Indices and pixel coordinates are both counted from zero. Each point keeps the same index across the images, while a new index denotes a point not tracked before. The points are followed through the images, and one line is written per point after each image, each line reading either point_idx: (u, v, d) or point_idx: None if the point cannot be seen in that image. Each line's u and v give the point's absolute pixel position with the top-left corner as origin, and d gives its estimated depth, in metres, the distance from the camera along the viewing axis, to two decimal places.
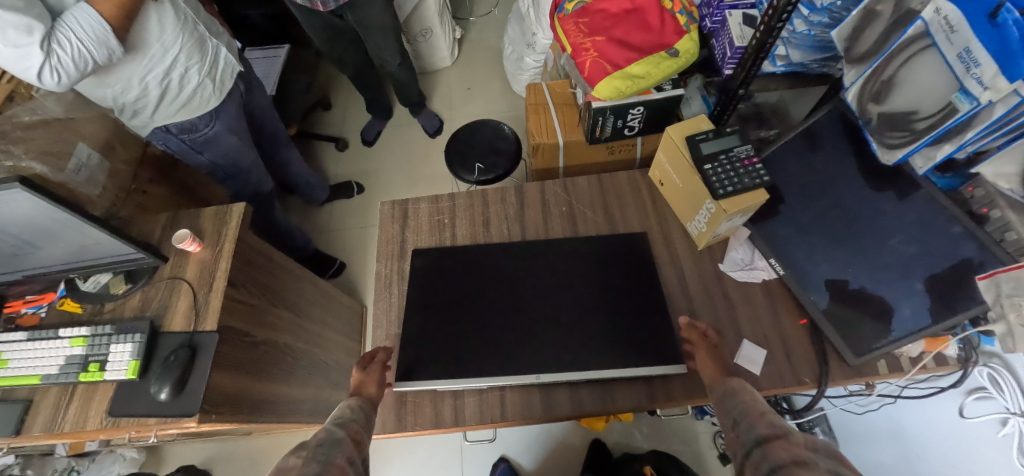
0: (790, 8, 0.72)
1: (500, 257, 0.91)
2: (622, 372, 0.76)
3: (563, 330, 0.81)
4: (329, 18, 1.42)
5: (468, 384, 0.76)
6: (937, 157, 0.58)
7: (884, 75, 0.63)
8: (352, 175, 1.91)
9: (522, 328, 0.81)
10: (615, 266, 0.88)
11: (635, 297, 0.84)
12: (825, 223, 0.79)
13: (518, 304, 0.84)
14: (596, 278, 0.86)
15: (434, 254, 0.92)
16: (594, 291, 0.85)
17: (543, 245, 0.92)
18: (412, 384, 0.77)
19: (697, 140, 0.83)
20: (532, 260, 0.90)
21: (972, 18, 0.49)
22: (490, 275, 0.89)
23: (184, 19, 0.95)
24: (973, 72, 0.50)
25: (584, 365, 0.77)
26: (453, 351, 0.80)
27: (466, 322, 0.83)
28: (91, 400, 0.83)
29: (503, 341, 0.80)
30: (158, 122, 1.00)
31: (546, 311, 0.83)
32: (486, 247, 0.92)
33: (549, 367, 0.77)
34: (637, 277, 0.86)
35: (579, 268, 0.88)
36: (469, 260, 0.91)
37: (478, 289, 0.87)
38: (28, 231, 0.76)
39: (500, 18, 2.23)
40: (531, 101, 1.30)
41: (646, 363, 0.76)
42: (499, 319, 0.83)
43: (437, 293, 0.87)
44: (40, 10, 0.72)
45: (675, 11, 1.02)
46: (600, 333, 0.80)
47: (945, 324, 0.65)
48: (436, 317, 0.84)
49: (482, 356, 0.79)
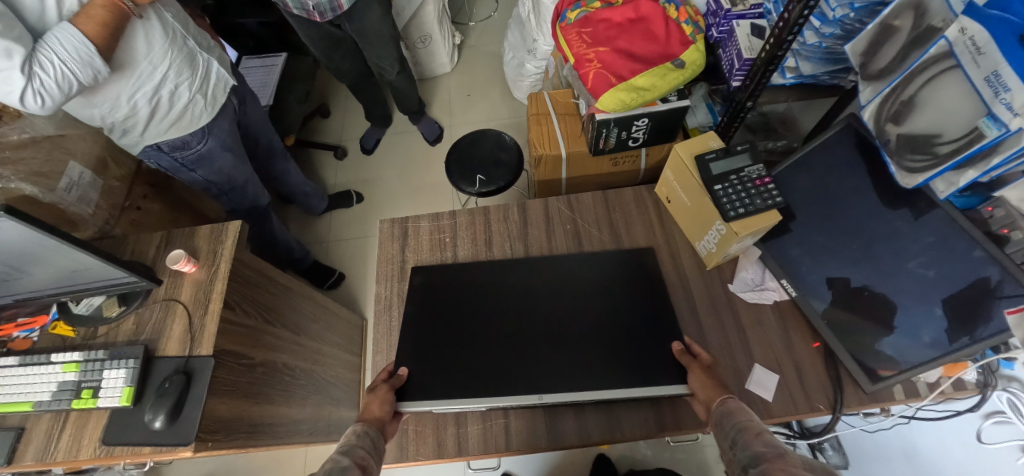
0: (802, 21, 0.69)
1: (504, 275, 0.89)
2: (627, 393, 0.73)
3: (567, 351, 0.78)
4: (326, 27, 1.39)
5: (466, 406, 0.74)
6: (960, 183, 0.56)
7: (904, 94, 0.61)
8: (351, 183, 1.88)
9: (525, 349, 0.79)
10: (620, 283, 0.86)
11: (642, 316, 0.81)
12: (838, 244, 0.77)
13: (522, 322, 0.83)
14: (603, 296, 0.84)
15: (435, 273, 0.90)
16: (600, 309, 0.82)
17: (547, 262, 0.90)
18: (416, 406, 0.74)
19: (706, 159, 0.81)
20: (537, 277, 0.88)
21: (1002, 41, 0.47)
22: (494, 295, 0.86)
23: (174, 35, 0.93)
24: (1002, 96, 0.48)
25: (587, 385, 0.74)
26: (453, 374, 0.77)
27: (468, 344, 0.81)
28: (85, 428, 0.81)
29: (507, 362, 0.78)
30: (149, 140, 0.98)
31: (550, 331, 0.81)
32: (490, 264, 0.91)
33: (554, 388, 0.74)
34: (645, 295, 0.84)
35: (586, 285, 0.86)
36: (470, 281, 0.89)
37: (480, 309, 0.85)
38: (16, 257, 0.73)
39: (500, 23, 2.21)
40: (533, 112, 1.28)
41: (650, 384, 0.73)
42: (500, 340, 0.81)
43: (438, 314, 0.85)
44: (20, 31, 0.71)
45: (680, 21, 1.00)
46: (603, 353, 0.77)
47: (968, 351, 0.63)
48: (438, 339, 0.82)
49: (480, 379, 0.76)
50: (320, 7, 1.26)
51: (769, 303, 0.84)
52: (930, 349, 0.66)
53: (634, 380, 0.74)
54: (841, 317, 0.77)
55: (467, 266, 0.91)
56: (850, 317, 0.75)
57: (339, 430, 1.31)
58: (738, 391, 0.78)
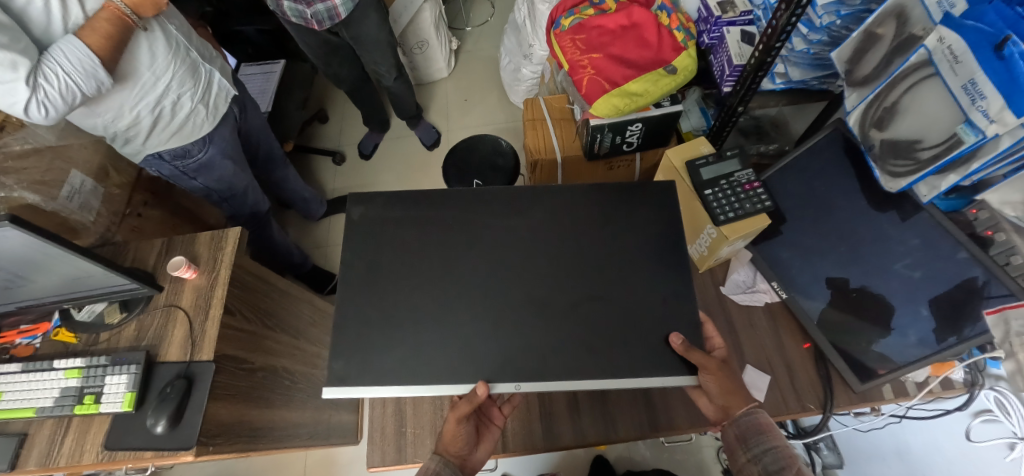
0: (790, 28, 0.71)
1: (476, 214, 0.65)
2: (634, 380, 0.56)
3: (552, 321, 0.59)
4: (324, 35, 1.41)
5: (414, 394, 0.56)
6: (942, 187, 0.58)
7: (887, 101, 0.63)
8: (349, 188, 1.90)
9: (495, 315, 0.60)
10: (624, 228, 0.64)
11: (652, 273, 0.62)
12: (827, 247, 0.79)
13: (493, 277, 0.62)
14: (604, 245, 0.63)
15: (382, 214, 0.65)
16: (598, 263, 0.62)
17: (533, 195, 0.67)
18: (353, 390, 0.57)
19: (697, 164, 0.83)
20: (520, 214, 0.65)
21: (977, 50, 0.49)
22: (462, 243, 0.64)
23: (176, 46, 0.95)
24: (979, 104, 0.49)
25: (572, 368, 0.57)
26: (399, 349, 0.59)
27: (419, 311, 0.61)
28: (86, 433, 0.81)
29: (470, 331, 0.59)
30: (151, 149, 1.00)
31: (531, 292, 0.61)
32: (460, 195, 0.67)
33: (533, 367, 0.57)
34: (659, 243, 0.63)
35: (582, 228, 0.64)
36: (430, 225, 0.65)
37: (442, 260, 0.63)
38: (18, 264, 0.74)
39: (497, 28, 2.23)
40: (528, 117, 1.30)
41: (652, 373, 0.56)
42: (464, 303, 0.61)
43: (385, 268, 0.63)
44: (25, 44, 0.73)
45: (673, 28, 1.01)
46: (595, 326, 0.59)
47: (955, 351, 0.64)
48: (383, 300, 0.61)
49: (433, 358, 0.58)
50: (318, 15, 1.28)
51: (761, 305, 0.86)
52: (918, 349, 0.68)
53: (633, 366, 0.57)
54: (832, 319, 0.78)
55: (430, 201, 0.66)
56: (839, 318, 0.77)
57: (338, 434, 1.32)
58: None
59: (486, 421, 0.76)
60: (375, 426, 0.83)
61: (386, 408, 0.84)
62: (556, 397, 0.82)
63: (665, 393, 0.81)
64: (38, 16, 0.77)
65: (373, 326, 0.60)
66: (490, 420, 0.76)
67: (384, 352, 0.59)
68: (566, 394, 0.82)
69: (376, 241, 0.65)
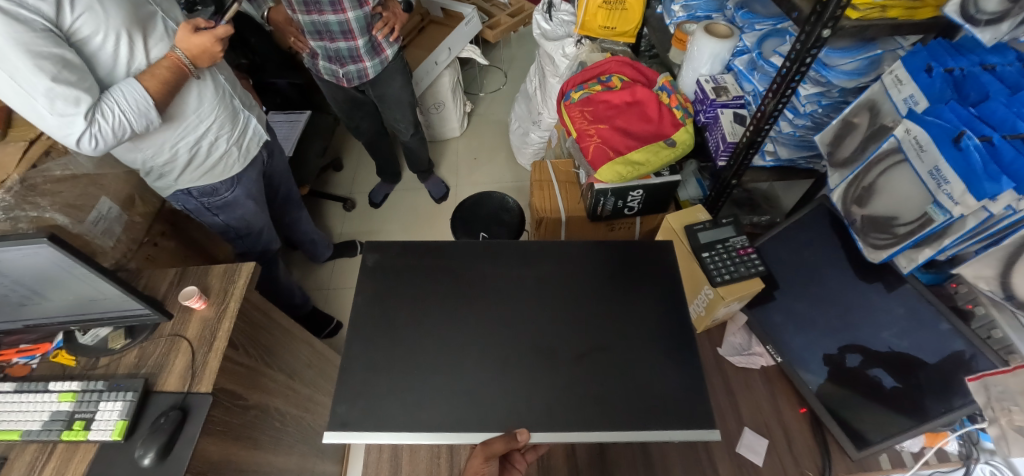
0: (776, 114, 0.81)
1: (487, 270, 0.69)
2: (636, 437, 0.54)
3: (558, 372, 0.59)
4: (351, 92, 1.56)
5: (422, 443, 0.55)
6: (919, 259, 0.64)
7: (865, 181, 0.70)
8: (356, 233, 1.95)
9: (505, 366, 0.60)
10: (630, 274, 0.68)
11: (655, 326, 0.63)
12: (817, 315, 0.84)
13: (502, 328, 0.63)
14: (608, 298, 0.66)
15: (401, 260, 0.70)
16: (602, 317, 0.64)
17: (543, 253, 0.71)
18: (355, 435, 0.55)
19: (694, 229, 0.90)
20: (529, 269, 0.69)
21: (938, 142, 0.56)
22: (473, 295, 0.66)
23: (222, 94, 1.04)
24: (944, 188, 0.56)
25: (581, 418, 0.55)
26: (409, 396, 0.58)
27: (430, 358, 0.61)
28: (68, 462, 0.77)
29: (479, 380, 0.59)
30: (181, 185, 1.07)
31: (539, 343, 0.62)
32: (470, 251, 0.71)
33: (530, 414, 0.56)
34: (661, 300, 0.66)
35: (587, 283, 0.67)
36: (445, 275, 0.68)
37: (455, 307, 0.65)
38: (39, 282, 0.75)
39: (508, 95, 2.42)
40: (536, 178, 1.40)
41: (666, 423, 0.55)
42: (476, 350, 0.61)
43: (401, 312, 0.65)
44: (91, 83, 0.80)
45: (672, 106, 1.13)
46: (605, 379, 0.58)
47: (943, 420, 0.65)
48: (399, 343, 0.62)
49: (441, 406, 0.57)
50: (349, 75, 1.43)
51: (758, 367, 0.89)
52: (908, 417, 0.69)
53: (645, 419, 0.55)
54: (830, 388, 0.80)
55: (442, 256, 0.70)
56: (831, 385, 0.80)
57: None
58: (729, 454, 0.80)
59: (509, 469, 0.70)
60: (368, 470, 0.88)
61: (382, 453, 0.89)
62: (554, 451, 0.82)
63: (663, 450, 0.81)
64: (106, 59, 0.86)
65: (379, 359, 0.61)
66: (513, 465, 0.71)
67: (390, 392, 0.58)
68: (565, 449, 0.81)
69: (386, 278, 0.68)
